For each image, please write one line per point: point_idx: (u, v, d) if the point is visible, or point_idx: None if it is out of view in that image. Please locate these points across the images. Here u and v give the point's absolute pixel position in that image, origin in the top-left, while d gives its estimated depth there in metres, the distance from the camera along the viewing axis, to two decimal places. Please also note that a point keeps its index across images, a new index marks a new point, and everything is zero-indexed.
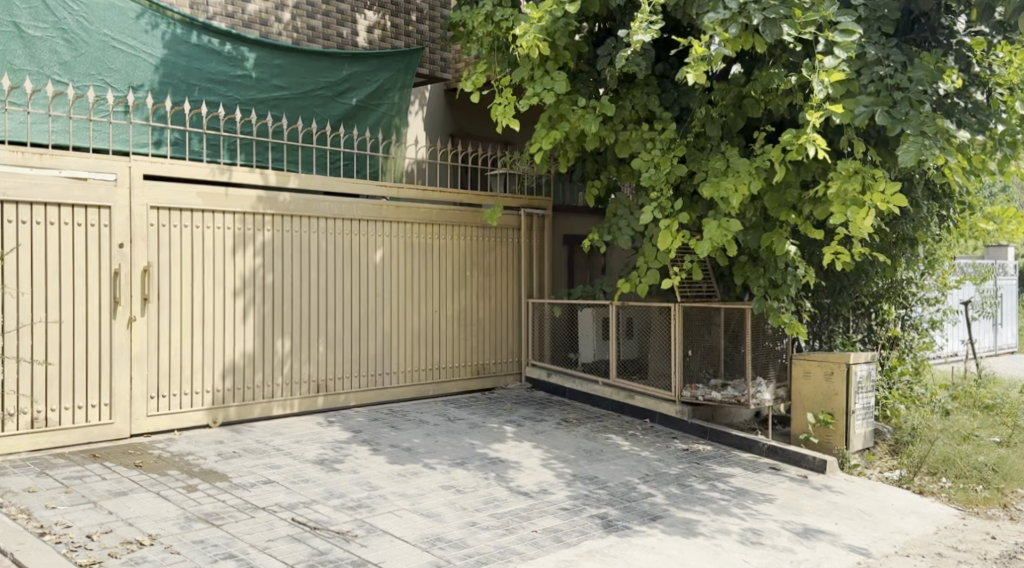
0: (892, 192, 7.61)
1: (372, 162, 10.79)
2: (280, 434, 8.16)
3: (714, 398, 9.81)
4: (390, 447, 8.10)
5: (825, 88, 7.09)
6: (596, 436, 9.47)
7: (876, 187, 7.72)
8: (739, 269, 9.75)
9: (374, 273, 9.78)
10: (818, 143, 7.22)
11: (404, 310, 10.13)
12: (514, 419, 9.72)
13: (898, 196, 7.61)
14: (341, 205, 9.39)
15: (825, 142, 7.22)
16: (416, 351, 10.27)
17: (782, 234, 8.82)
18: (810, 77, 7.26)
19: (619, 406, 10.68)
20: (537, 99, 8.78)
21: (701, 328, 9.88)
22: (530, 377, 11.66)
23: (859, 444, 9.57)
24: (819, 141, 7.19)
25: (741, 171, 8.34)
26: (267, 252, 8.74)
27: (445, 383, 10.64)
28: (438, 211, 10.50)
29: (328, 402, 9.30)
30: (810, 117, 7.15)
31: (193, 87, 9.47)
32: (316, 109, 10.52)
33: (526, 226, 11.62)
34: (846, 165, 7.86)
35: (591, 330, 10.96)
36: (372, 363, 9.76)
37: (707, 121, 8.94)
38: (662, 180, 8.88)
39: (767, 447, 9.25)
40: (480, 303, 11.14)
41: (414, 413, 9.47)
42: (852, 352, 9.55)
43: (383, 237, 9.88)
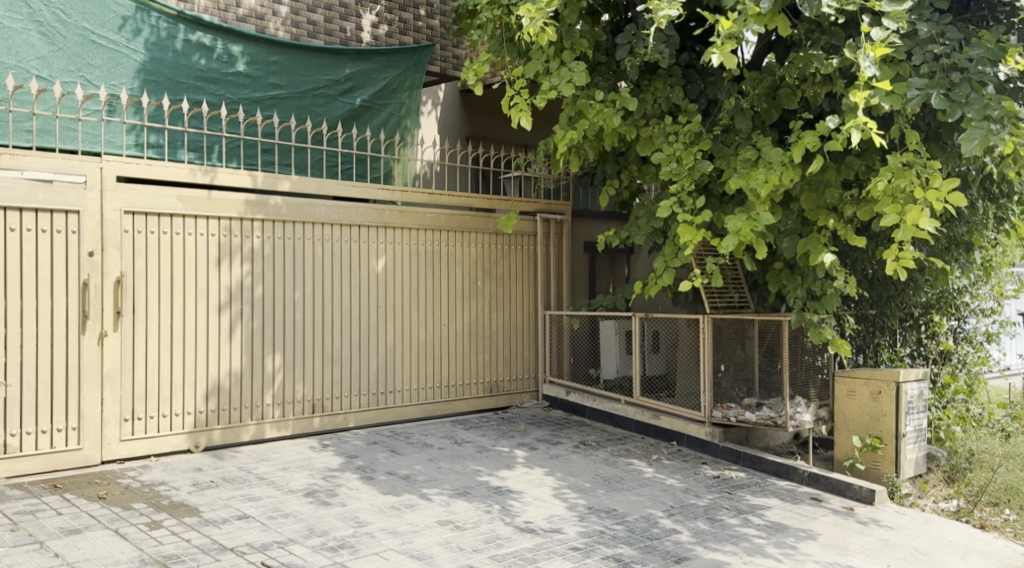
0: (949, 189, 6.67)
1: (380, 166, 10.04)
2: (266, 460, 7.43)
3: (747, 419, 8.93)
4: (387, 475, 7.33)
5: (871, 65, 6.21)
6: (617, 461, 8.62)
7: (931, 182, 6.77)
8: (775, 276, 8.87)
9: (375, 283, 9.04)
10: (868, 126, 6.27)
11: (409, 324, 9.38)
12: (527, 443, 8.91)
13: (955, 195, 6.65)
14: (339, 211, 8.67)
15: (876, 125, 6.25)
16: (423, 368, 9.51)
17: (820, 240, 7.97)
18: (853, 56, 6.38)
19: (642, 427, 9.82)
20: (553, 95, 7.86)
21: (735, 340, 9.07)
22: (547, 396, 10.84)
23: (911, 470, 8.60)
24: (867, 123, 6.21)
25: (774, 162, 7.53)
26: (257, 261, 8.03)
27: (454, 402, 9.86)
28: (446, 216, 9.73)
29: (325, 423, 8.57)
30: (855, 97, 6.21)
31: (180, 85, 8.84)
32: (317, 109, 9.84)
33: (542, 233, 10.88)
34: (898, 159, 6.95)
35: (614, 344, 10.24)
36: (373, 381, 9.01)
37: (736, 113, 8.15)
38: (688, 179, 8.07)
39: (808, 474, 8.33)
40: (493, 316, 10.36)
41: (417, 436, 8.69)
42: (902, 369, 8.61)
43: (385, 245, 9.14)
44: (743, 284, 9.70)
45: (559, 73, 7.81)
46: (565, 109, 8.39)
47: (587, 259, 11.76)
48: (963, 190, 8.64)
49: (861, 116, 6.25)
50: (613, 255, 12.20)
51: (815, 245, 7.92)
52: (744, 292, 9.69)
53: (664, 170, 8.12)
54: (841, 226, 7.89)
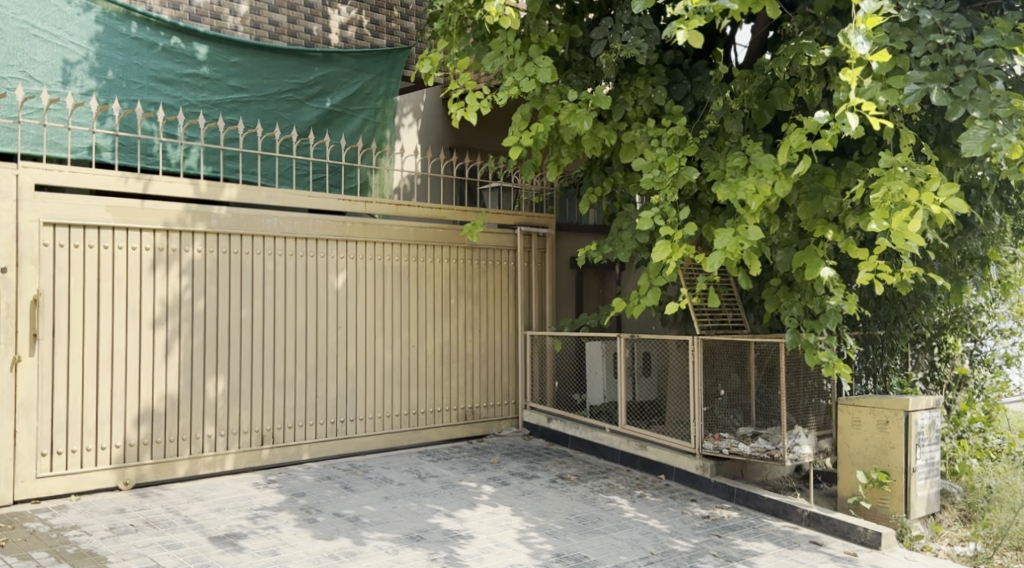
0: (948, 194, 5.83)
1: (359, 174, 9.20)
2: (198, 500, 6.74)
3: (741, 452, 8.12)
4: (332, 517, 6.59)
5: (864, 40, 5.38)
6: (596, 498, 7.80)
7: (928, 184, 5.93)
8: (770, 294, 8.12)
9: (335, 301, 8.34)
10: (864, 110, 5.33)
11: (374, 346, 8.66)
12: (499, 477, 8.14)
13: (954, 200, 5.80)
14: (294, 223, 7.98)
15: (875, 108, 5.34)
16: (389, 394, 8.78)
17: (817, 253, 7.21)
18: (843, 34, 5.55)
19: (629, 459, 9.01)
20: (518, 91, 7.16)
21: (728, 364, 8.36)
22: (528, 423, 10.05)
23: (922, 509, 7.77)
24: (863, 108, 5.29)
25: (765, 169, 6.79)
26: (198, 276, 7.35)
27: (424, 431, 9.09)
28: (416, 229, 9.03)
29: (275, 455, 7.85)
30: (844, 76, 5.35)
31: (132, 85, 8.05)
32: (283, 114, 9.07)
33: (524, 247, 10.15)
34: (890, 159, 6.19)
35: (601, 367, 9.49)
36: (332, 409, 8.28)
37: (725, 115, 7.42)
38: (673, 188, 7.33)
39: (807, 515, 7.50)
40: (468, 338, 9.61)
41: (377, 469, 7.94)
42: (911, 397, 7.78)
43: (346, 260, 8.45)
44: (737, 303, 9.02)
45: (524, 66, 7.14)
46: (531, 102, 7.74)
47: (574, 276, 11.01)
48: (976, 201, 7.86)
49: (855, 100, 5.36)
50: (602, 270, 11.45)
51: (811, 260, 7.16)
52: (739, 311, 8.98)
53: (646, 178, 7.39)
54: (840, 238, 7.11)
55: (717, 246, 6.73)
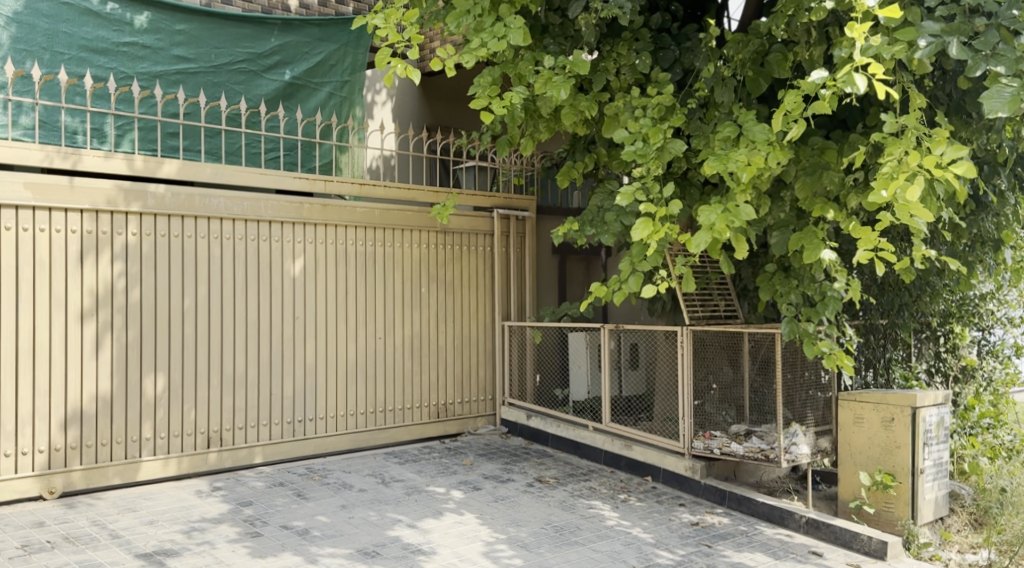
0: (954, 155, 5.01)
1: (320, 152, 8.46)
2: (130, 511, 6.07)
3: (733, 452, 7.48)
4: (278, 530, 5.92)
5: None
6: (575, 504, 7.11)
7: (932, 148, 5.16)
8: (765, 280, 7.47)
9: (291, 289, 7.66)
10: (871, 70, 4.84)
11: (335, 339, 7.98)
12: (470, 480, 7.47)
13: (963, 164, 4.96)
14: (242, 203, 7.30)
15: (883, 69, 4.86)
16: (352, 390, 8.10)
17: (816, 234, 6.52)
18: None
19: (613, 459, 8.34)
20: (485, 54, 6.42)
21: (721, 356, 7.76)
22: (506, 421, 9.35)
23: (929, 513, 7.14)
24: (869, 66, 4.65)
25: (758, 140, 6.12)
26: (133, 261, 6.70)
27: (392, 430, 8.41)
28: (382, 211, 8.33)
29: (224, 459, 7.18)
30: (852, 31, 4.87)
31: (59, 55, 7.31)
32: (237, 86, 8.37)
33: (501, 231, 9.45)
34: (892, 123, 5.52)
35: (584, 359, 8.81)
36: (288, 407, 7.62)
37: (715, 83, 6.76)
38: (659, 162, 6.64)
39: (805, 521, 6.85)
40: (441, 330, 8.92)
41: (336, 473, 7.26)
42: (918, 392, 7.13)
43: (303, 245, 7.76)
44: (729, 290, 8.36)
45: (493, 27, 6.40)
46: (502, 66, 7.11)
47: (556, 262, 10.32)
48: (989, 177, 7.19)
49: (861, 58, 4.90)
50: (587, 257, 10.75)
51: (812, 243, 6.45)
52: (731, 299, 8.34)
53: (628, 152, 6.69)
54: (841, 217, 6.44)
55: (701, 224, 6.09)
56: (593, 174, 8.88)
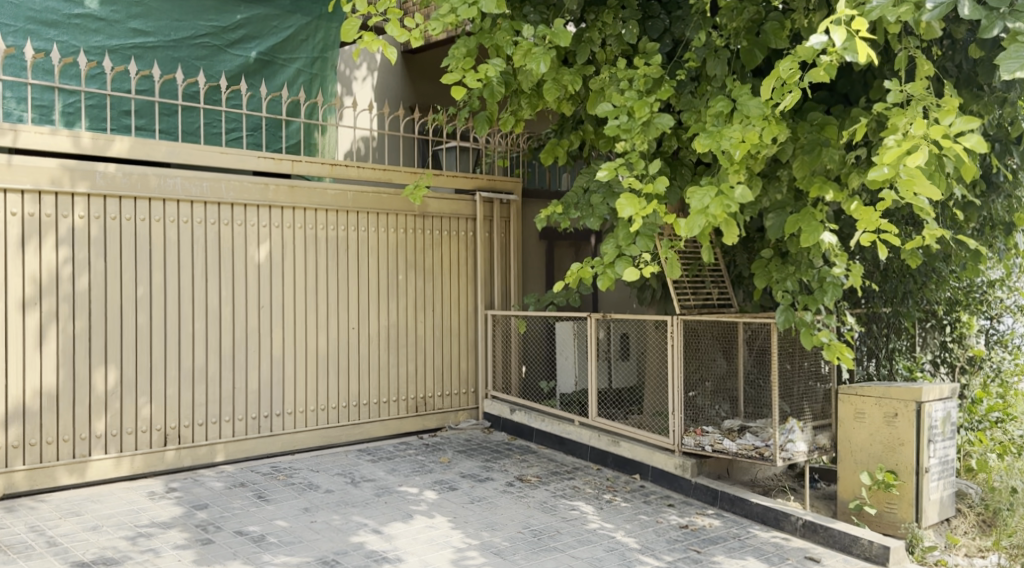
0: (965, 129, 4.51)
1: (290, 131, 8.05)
2: (73, 515, 5.63)
3: (725, 449, 7.04)
4: (231, 537, 5.47)
5: None
6: (556, 506, 6.66)
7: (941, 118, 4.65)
8: (760, 266, 7.00)
9: (255, 277, 7.19)
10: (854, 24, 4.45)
11: (305, 330, 7.53)
12: (446, 479, 7.03)
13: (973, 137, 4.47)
14: (201, 183, 6.82)
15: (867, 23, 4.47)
16: (323, 383, 7.66)
17: (814, 216, 6.05)
18: None
19: (599, 456, 7.89)
20: (457, 21, 6.03)
21: (714, 347, 7.30)
22: (489, 415, 8.89)
23: (934, 515, 6.70)
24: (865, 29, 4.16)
25: (752, 115, 5.62)
26: (82, 246, 6.24)
27: (366, 426, 7.98)
28: (355, 194, 7.86)
29: (182, 457, 6.74)
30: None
31: (5, 27, 6.79)
32: (197, 60, 7.91)
33: (484, 215, 8.97)
34: (896, 95, 5.07)
35: (571, 350, 8.34)
36: (253, 402, 7.18)
37: (707, 55, 6.30)
38: (644, 138, 6.35)
39: (802, 523, 6.38)
40: (420, 319, 8.46)
41: (303, 473, 6.81)
42: (923, 385, 6.67)
43: (269, 229, 7.30)
44: (723, 277, 7.90)
45: None
46: (477, 37, 6.65)
47: (544, 248, 9.86)
48: (1001, 155, 6.72)
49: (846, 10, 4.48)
50: (577, 242, 10.25)
51: (810, 226, 5.96)
52: (725, 286, 7.87)
53: (611, 127, 6.36)
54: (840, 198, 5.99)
55: (693, 207, 5.58)
56: (579, 154, 8.40)
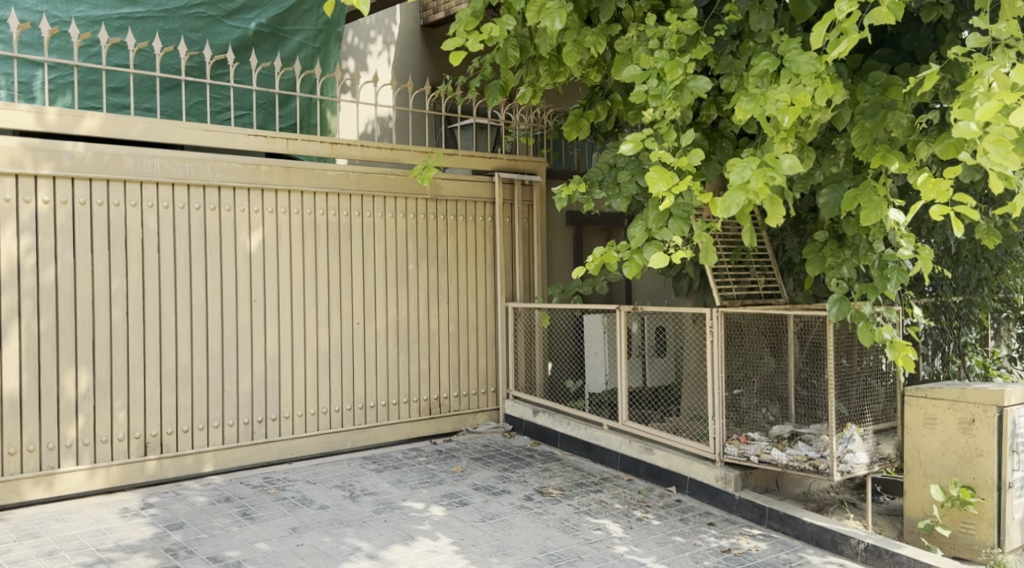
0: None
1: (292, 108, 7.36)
2: (31, 538, 5.00)
3: (773, 459, 6.18)
4: (202, 564, 4.77)
5: None
6: (579, 525, 5.87)
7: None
8: (812, 251, 6.12)
9: (246, 266, 6.52)
10: None
11: (302, 325, 6.84)
12: (456, 493, 6.28)
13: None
14: (184, 163, 6.16)
15: None
16: (324, 385, 6.97)
17: (876, 191, 5.01)
18: None
19: (630, 465, 7.05)
20: None
21: (760, 343, 6.73)
22: (510, 418, 8.12)
23: (1018, 536, 5.73)
24: None
25: (802, 73, 4.70)
26: (47, 235, 5.61)
27: (374, 430, 7.28)
28: (358, 175, 7.13)
29: (167, 468, 6.12)
30: None
31: None
32: (189, 31, 7.16)
33: (504, 198, 8.19)
34: (978, 38, 3.96)
35: (601, 346, 7.59)
36: (244, 406, 6.51)
37: (750, 6, 5.44)
38: (676, 104, 5.54)
39: (864, 548, 5.48)
40: (433, 313, 7.72)
41: (297, 486, 6.12)
42: (1006, 387, 5.69)
43: (262, 214, 6.61)
44: (770, 262, 7.00)
45: None
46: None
47: (572, 233, 9.08)
48: None
49: None
50: (608, 227, 9.44)
51: (870, 200, 4.94)
52: (772, 274, 6.98)
53: (639, 93, 5.56)
54: (908, 169, 5.09)
55: (732, 182, 4.61)
56: (607, 130, 7.57)
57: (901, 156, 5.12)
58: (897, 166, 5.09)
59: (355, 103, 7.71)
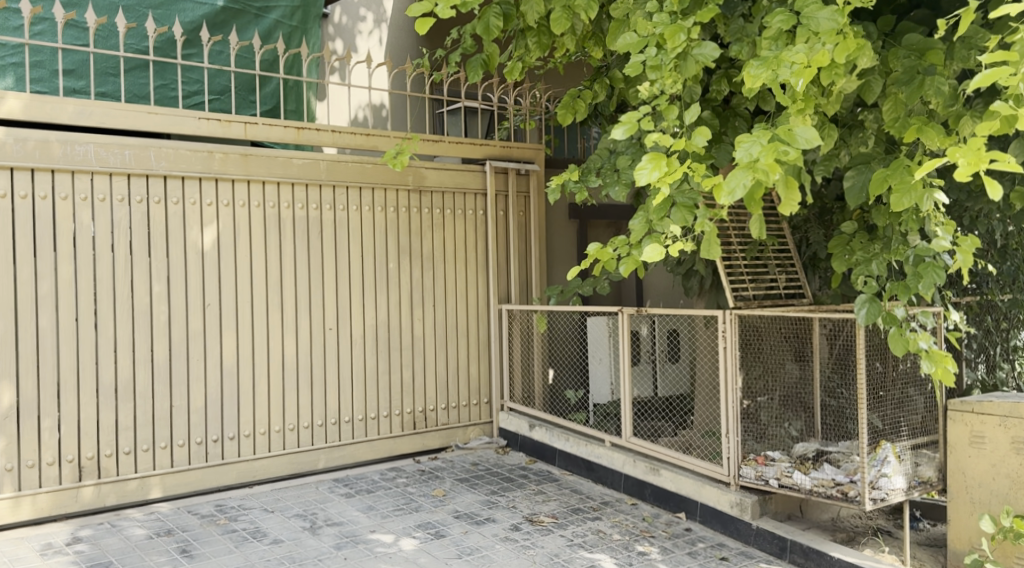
0: None
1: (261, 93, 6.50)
2: None
3: (797, 486, 5.31)
4: None
5: None
6: (572, 561, 5.07)
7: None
8: (837, 246, 5.28)
9: (197, 266, 5.83)
10: None
11: (264, 332, 6.14)
12: (433, 522, 5.52)
13: None
14: (122, 151, 5.48)
15: None
16: (291, 397, 6.27)
17: (910, 170, 4.02)
18: None
19: (635, 488, 6.24)
20: None
21: (783, 351, 5.84)
22: (504, 432, 7.36)
23: None
24: None
25: (821, 31, 3.82)
26: None
27: (350, 447, 6.57)
28: (329, 165, 6.43)
29: (107, 494, 5.46)
30: None
31: None
32: (150, 7, 6.24)
33: (496, 189, 7.42)
34: None
35: (606, 353, 6.94)
36: (197, 423, 5.82)
37: None
38: (678, 76, 4.74)
39: None
40: (416, 317, 6.97)
41: (251, 516, 5.41)
42: None
43: (216, 207, 5.91)
44: (792, 258, 6.16)
45: None
46: None
47: (575, 227, 8.32)
48: None
49: None
50: (616, 221, 8.66)
51: (903, 183, 3.93)
52: (795, 271, 6.15)
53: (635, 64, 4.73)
54: (946, 143, 4.13)
55: (737, 160, 3.79)
56: (610, 111, 6.77)
57: (939, 128, 4.19)
58: (930, 137, 4.16)
59: (343, 84, 7.02)
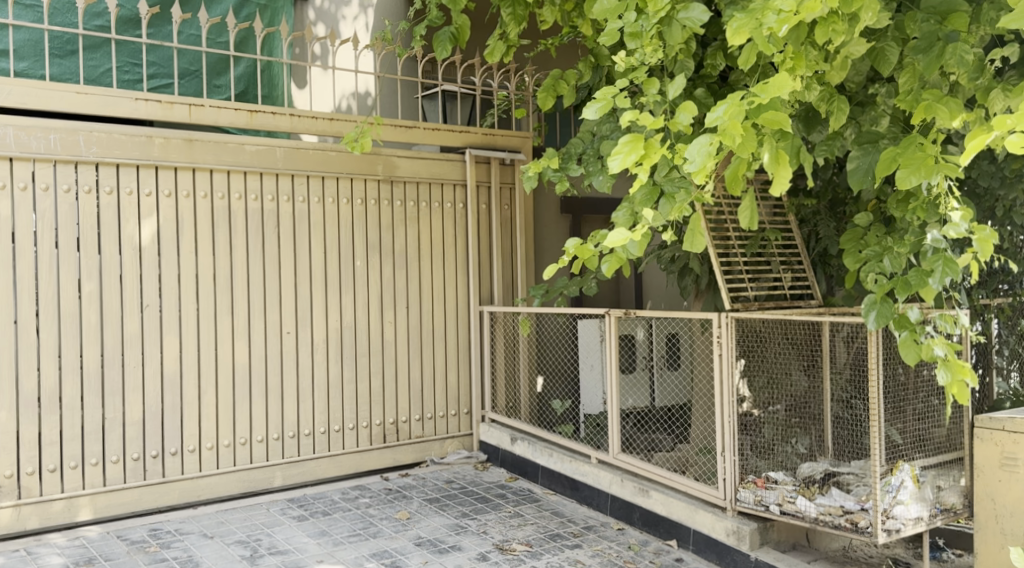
0: None
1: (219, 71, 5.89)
2: None
3: (802, 515, 4.66)
4: None
5: None
6: None
7: None
8: (849, 242, 4.60)
9: (133, 264, 5.27)
10: None
11: (212, 337, 5.56)
12: (389, 550, 4.92)
13: None
14: (47, 135, 4.94)
15: None
16: (243, 409, 5.70)
17: (923, 147, 3.36)
18: None
19: (622, 511, 5.60)
20: None
21: (793, 360, 5.13)
22: (485, 446, 6.76)
23: None
24: None
25: None
26: None
27: (311, 463, 5.99)
28: (287, 152, 5.84)
29: (28, 516, 4.93)
30: None
31: None
32: None
33: (478, 181, 6.83)
34: None
35: (596, 359, 6.10)
36: (133, 437, 5.27)
37: None
38: (662, 44, 4.10)
39: None
40: (386, 321, 6.38)
41: (184, 543, 4.83)
42: None
43: (156, 198, 5.36)
44: (800, 256, 5.48)
45: None
46: None
47: (568, 223, 7.70)
48: None
49: None
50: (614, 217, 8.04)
51: (913, 157, 3.30)
52: (804, 270, 5.46)
53: (612, 28, 4.05)
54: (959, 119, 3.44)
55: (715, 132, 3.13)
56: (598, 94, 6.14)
57: (953, 103, 3.49)
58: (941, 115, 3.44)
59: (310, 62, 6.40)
